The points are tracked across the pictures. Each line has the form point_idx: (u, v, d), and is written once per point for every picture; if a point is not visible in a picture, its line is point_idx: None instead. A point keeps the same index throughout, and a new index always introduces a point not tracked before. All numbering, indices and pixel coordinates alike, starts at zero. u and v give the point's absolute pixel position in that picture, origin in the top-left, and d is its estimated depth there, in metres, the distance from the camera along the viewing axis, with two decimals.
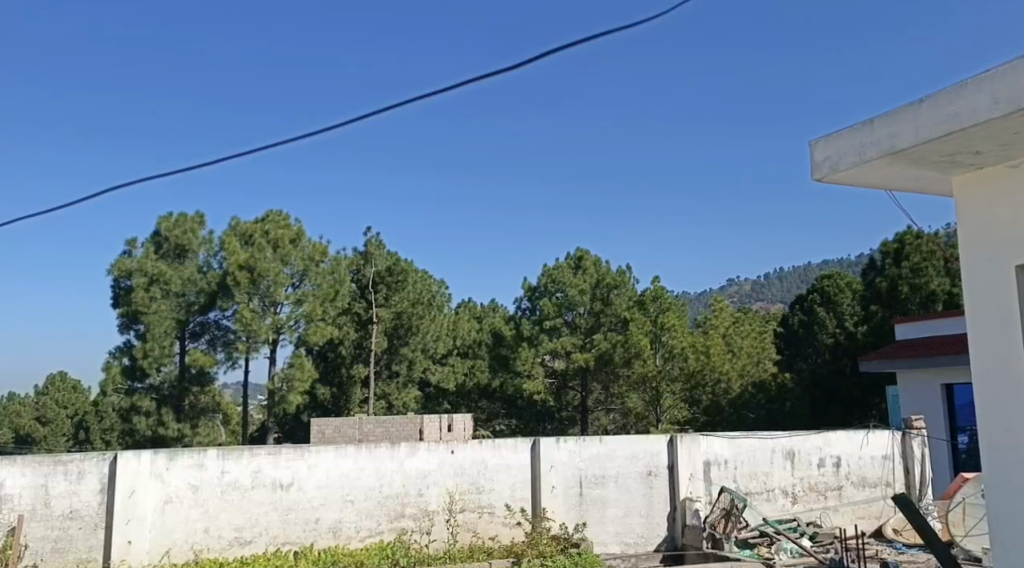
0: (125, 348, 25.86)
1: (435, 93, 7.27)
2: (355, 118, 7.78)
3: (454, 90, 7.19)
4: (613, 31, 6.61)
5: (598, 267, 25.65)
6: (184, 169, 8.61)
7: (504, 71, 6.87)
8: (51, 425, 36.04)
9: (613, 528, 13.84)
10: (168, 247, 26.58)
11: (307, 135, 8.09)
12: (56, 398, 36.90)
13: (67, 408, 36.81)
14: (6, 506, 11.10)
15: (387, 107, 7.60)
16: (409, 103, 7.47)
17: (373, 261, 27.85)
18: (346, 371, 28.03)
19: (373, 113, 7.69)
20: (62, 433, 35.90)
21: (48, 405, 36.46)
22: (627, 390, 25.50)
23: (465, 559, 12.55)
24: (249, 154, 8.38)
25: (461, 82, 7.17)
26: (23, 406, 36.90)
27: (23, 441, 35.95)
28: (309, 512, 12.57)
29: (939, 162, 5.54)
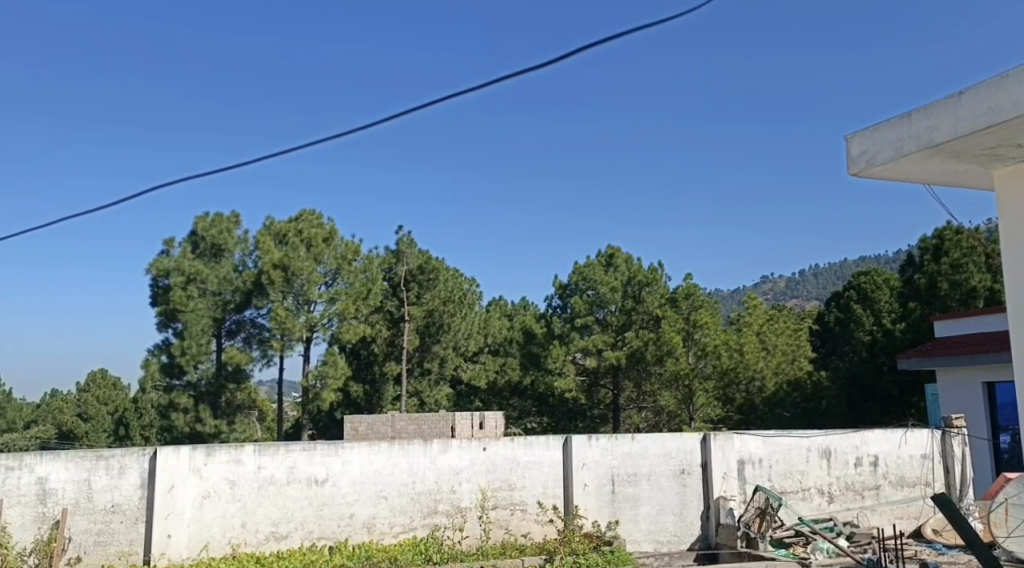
0: (164, 345, 26.21)
1: (484, 86, 7.68)
2: (407, 111, 8.27)
3: (504, 81, 7.58)
4: (641, 29, 7.01)
5: (630, 264, 25.61)
6: (256, 160, 9.27)
7: (524, 73, 7.44)
8: (91, 422, 36.61)
9: (646, 527, 13.82)
10: (204, 246, 26.90)
11: (366, 126, 8.56)
12: (96, 395, 37.41)
13: (107, 405, 37.23)
14: (50, 500, 11.34)
15: (444, 98, 8.01)
16: (458, 95, 7.90)
17: (405, 260, 27.90)
18: (379, 368, 28.19)
19: (424, 105, 8.16)
20: (102, 430, 36.39)
21: (89, 402, 37.01)
22: (660, 387, 25.37)
23: (498, 555, 12.61)
24: (296, 150, 9.05)
25: (484, 85, 7.74)
26: (65, 403, 37.56)
27: (66, 437, 36.61)
28: (344, 507, 12.67)
29: (977, 154, 6.50)
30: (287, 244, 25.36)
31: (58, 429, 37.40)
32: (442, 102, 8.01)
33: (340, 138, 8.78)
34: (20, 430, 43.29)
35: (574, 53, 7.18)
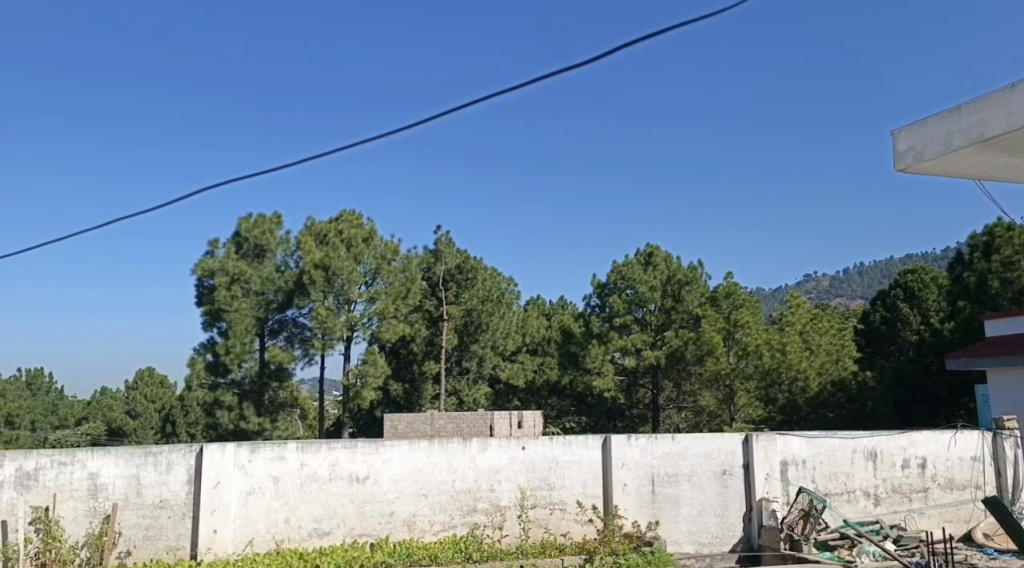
0: (208, 344, 26.54)
1: (549, 76, 8.03)
2: (471, 102, 8.61)
3: (576, 69, 7.87)
4: (683, 23, 7.47)
5: (669, 262, 25.55)
6: (327, 152, 9.67)
7: (579, 65, 7.86)
8: (140, 419, 37.08)
9: (687, 528, 13.75)
10: (247, 247, 27.25)
11: (434, 117, 8.90)
12: (145, 392, 37.62)
13: (154, 403, 37.63)
14: (101, 495, 11.58)
15: (512, 88, 8.30)
16: (527, 85, 8.23)
17: (444, 259, 28.22)
18: (418, 367, 28.36)
19: (487, 97, 8.49)
20: (151, 427, 36.89)
21: (138, 400, 37.25)
22: (700, 387, 25.13)
23: (537, 554, 12.61)
24: (359, 145, 9.47)
25: (540, 77, 8.15)
26: (116, 401, 38.28)
27: (115, 433, 37.26)
28: (385, 505, 12.76)
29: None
30: (327, 244, 25.62)
31: (107, 426, 38.01)
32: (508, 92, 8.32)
33: (408, 127, 9.11)
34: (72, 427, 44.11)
35: (632, 43, 7.63)
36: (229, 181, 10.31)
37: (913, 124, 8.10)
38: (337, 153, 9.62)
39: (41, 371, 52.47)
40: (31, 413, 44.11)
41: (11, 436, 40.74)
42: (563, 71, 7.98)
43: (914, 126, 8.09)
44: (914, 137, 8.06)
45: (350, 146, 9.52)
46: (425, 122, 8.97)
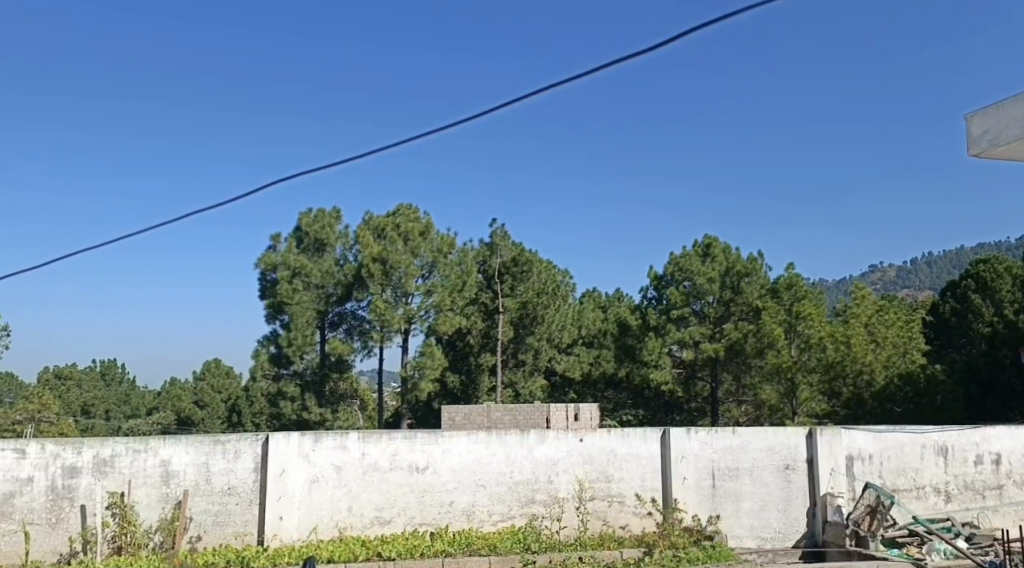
0: (271, 336, 27.03)
1: (586, 75, 7.68)
2: (501, 103, 8.32)
3: (609, 68, 7.56)
4: (744, 11, 6.84)
5: (727, 254, 25.16)
6: (358, 157, 9.43)
7: (623, 61, 7.47)
8: (207, 410, 37.97)
9: (749, 522, 13.58)
10: (308, 242, 27.59)
11: (466, 120, 8.58)
12: (211, 383, 38.75)
13: (221, 394, 38.48)
14: (173, 481, 11.89)
15: (542, 89, 7.96)
16: (559, 85, 7.87)
17: (499, 251, 28.14)
18: (475, 360, 28.55)
19: (519, 99, 8.17)
20: (218, 417, 37.71)
21: (204, 391, 38.35)
22: (761, 381, 24.72)
23: (596, 547, 12.57)
24: (397, 145, 9.18)
25: (581, 75, 7.76)
26: (185, 391, 39.31)
27: (184, 422, 38.16)
28: (444, 495, 12.84)
29: None
30: (385, 238, 25.82)
31: (176, 415, 38.93)
32: (539, 93, 7.96)
33: (439, 131, 8.85)
34: (143, 416, 45.43)
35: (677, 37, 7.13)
36: (268, 187, 10.17)
37: (988, 107, 7.87)
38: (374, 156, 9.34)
39: (113, 362, 54.09)
40: (105, 403, 45.58)
41: (85, 424, 42.09)
42: (595, 71, 7.65)
43: (989, 109, 7.85)
44: (989, 120, 7.83)
45: (385, 149, 9.27)
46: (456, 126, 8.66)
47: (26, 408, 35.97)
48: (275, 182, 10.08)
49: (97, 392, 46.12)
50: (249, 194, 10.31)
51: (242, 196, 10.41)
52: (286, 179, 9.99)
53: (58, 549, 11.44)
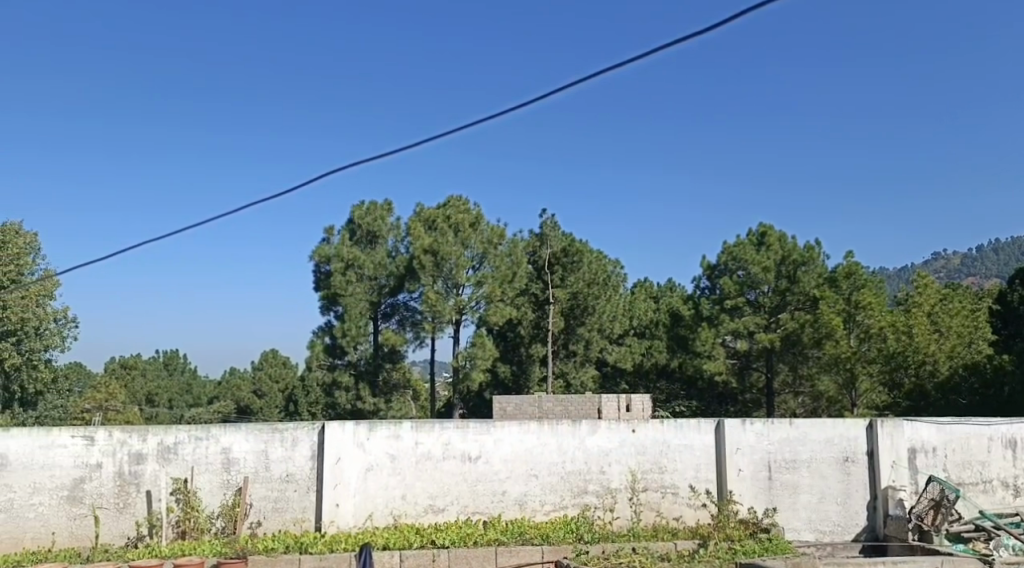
0: (326, 327, 27.35)
1: (626, 63, 7.45)
2: (536, 97, 8.08)
3: (638, 61, 7.38)
4: (753, 10, 6.76)
5: (782, 243, 24.71)
6: (389, 152, 9.28)
7: (659, 48, 7.27)
8: (265, 398, 38.40)
9: (807, 515, 13.37)
10: (360, 234, 27.82)
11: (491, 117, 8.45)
12: (269, 372, 39.26)
13: (278, 383, 38.94)
14: (234, 468, 12.08)
15: (567, 85, 7.82)
16: (588, 79, 7.68)
17: (549, 242, 28.12)
18: (526, 350, 28.53)
19: (555, 91, 7.92)
20: (275, 405, 37.92)
21: (263, 380, 38.85)
22: (818, 371, 24.30)
23: (649, 538, 12.48)
24: (429, 140, 8.95)
25: (617, 64, 7.53)
26: (244, 381, 39.98)
27: (244, 411, 38.84)
28: (496, 484, 12.83)
29: None
30: (436, 230, 25.97)
31: (236, 403, 39.62)
32: (566, 90, 7.81)
33: (472, 124, 8.64)
34: (205, 404, 46.38)
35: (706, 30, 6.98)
36: (309, 183, 10.11)
37: None
38: (404, 151, 9.17)
39: (177, 352, 55.29)
40: (168, 392, 46.49)
41: (150, 412, 43.13)
42: (623, 65, 7.49)
43: None
44: None
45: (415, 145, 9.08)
46: (481, 122, 8.54)
47: (94, 397, 37.01)
48: (314, 179, 10.05)
49: (162, 382, 47.16)
50: (290, 191, 10.32)
51: (286, 192, 10.38)
52: (320, 177, 9.95)
53: (126, 533, 11.75)
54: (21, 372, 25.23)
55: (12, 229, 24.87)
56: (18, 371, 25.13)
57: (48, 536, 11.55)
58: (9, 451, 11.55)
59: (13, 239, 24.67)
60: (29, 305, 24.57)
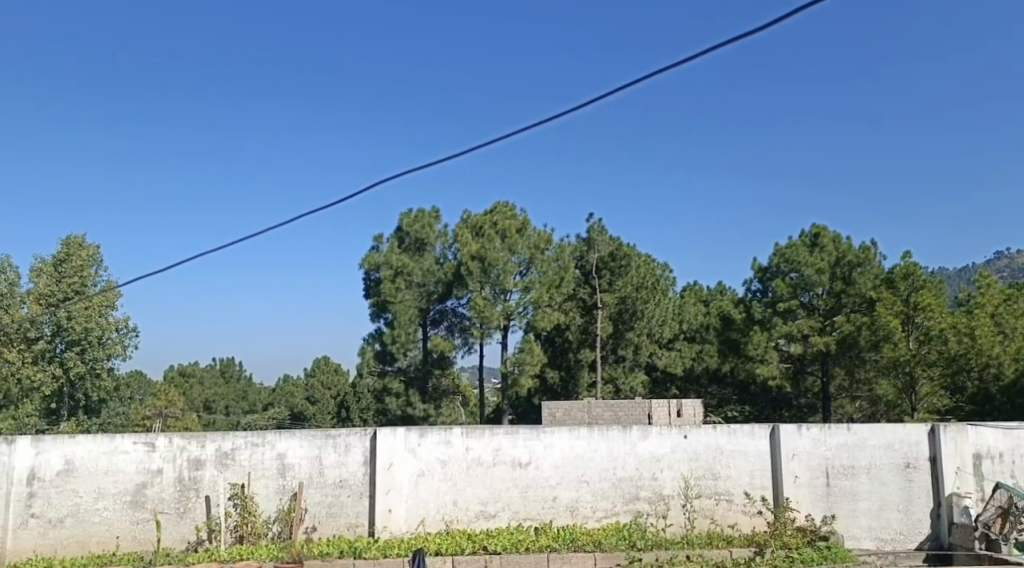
0: (377, 334, 27.54)
1: (686, 60, 7.27)
2: (592, 99, 7.95)
3: (697, 58, 7.21)
4: (800, 10, 6.63)
5: (837, 243, 24.18)
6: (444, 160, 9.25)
7: (720, 45, 7.08)
8: (318, 405, 38.71)
9: (867, 523, 13.03)
10: (409, 241, 27.98)
11: (534, 125, 8.43)
12: (321, 379, 39.49)
13: (331, 389, 39.21)
14: (289, 473, 12.15)
15: (623, 85, 7.68)
16: (647, 78, 7.54)
17: (596, 246, 27.74)
18: (574, 356, 28.54)
19: (614, 91, 7.78)
20: (328, 412, 38.39)
21: (316, 386, 39.16)
22: (877, 375, 23.72)
23: (704, 545, 12.27)
24: (481, 147, 8.90)
25: (676, 62, 7.36)
26: (298, 387, 40.44)
27: (298, 417, 39.22)
28: (547, 490, 12.72)
29: None
30: (482, 236, 25.94)
31: (290, 410, 40.06)
32: (621, 90, 7.69)
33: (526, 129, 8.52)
34: (261, 410, 46.96)
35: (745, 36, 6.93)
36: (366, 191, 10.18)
37: None
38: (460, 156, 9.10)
39: (235, 359, 56.06)
40: (225, 399, 47.27)
41: (208, 418, 43.89)
42: (681, 62, 7.33)
43: None
44: None
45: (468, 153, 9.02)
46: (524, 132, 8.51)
47: (154, 404, 37.71)
48: (372, 186, 10.11)
49: (219, 388, 47.88)
50: (352, 196, 10.40)
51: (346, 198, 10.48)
52: (377, 185, 10.03)
53: (186, 538, 11.87)
54: (85, 381, 25.72)
55: (76, 242, 25.35)
56: (82, 380, 25.61)
57: (113, 540, 11.71)
58: (75, 458, 11.74)
59: (77, 252, 25.16)
60: (92, 316, 25.18)
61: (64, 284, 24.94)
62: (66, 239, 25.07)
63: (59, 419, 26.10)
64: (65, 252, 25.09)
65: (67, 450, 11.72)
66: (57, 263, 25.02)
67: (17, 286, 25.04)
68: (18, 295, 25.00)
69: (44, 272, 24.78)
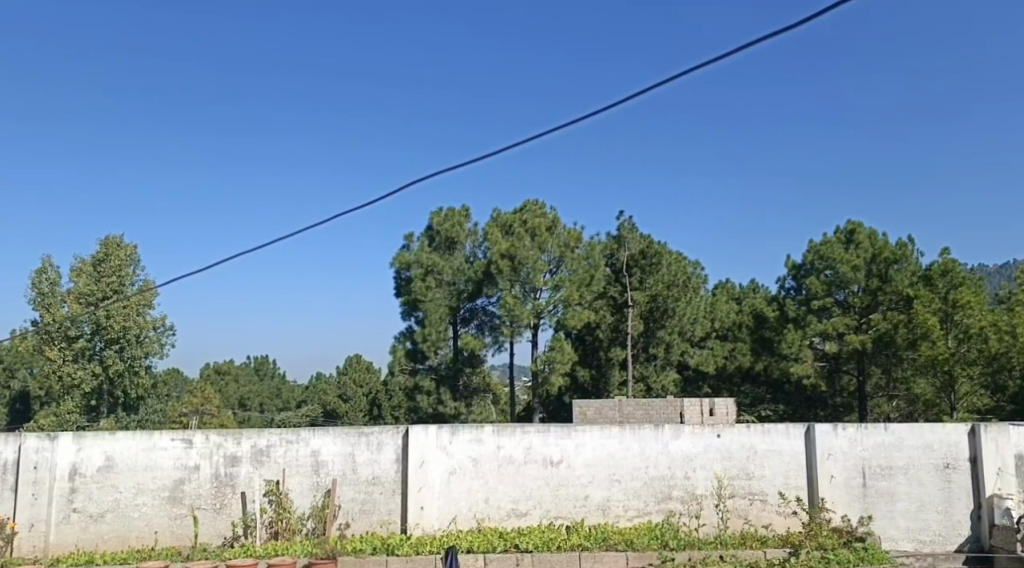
0: (409, 332, 27.61)
1: (757, 42, 7.38)
2: (656, 84, 8.01)
3: (771, 38, 7.31)
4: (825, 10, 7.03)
5: (873, 240, 23.86)
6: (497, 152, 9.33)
7: (793, 25, 7.19)
8: (350, 403, 38.85)
9: (904, 524, 12.81)
10: (440, 240, 28.01)
11: (599, 111, 8.47)
12: (353, 377, 39.57)
13: (363, 387, 39.34)
14: (322, 470, 12.17)
15: (689, 70, 7.77)
16: (717, 61, 7.63)
17: (627, 244, 27.56)
18: (605, 354, 28.31)
19: (679, 75, 7.86)
20: (360, 410, 38.55)
21: (348, 384, 39.24)
22: (914, 373, 23.37)
23: (738, 545, 12.12)
24: (537, 138, 9.00)
25: (746, 45, 7.48)
26: (331, 385, 40.64)
27: (331, 415, 39.43)
28: (579, 488, 12.64)
29: None
30: (513, 234, 25.88)
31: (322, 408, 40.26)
32: (688, 74, 7.77)
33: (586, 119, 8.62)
34: (294, 408, 47.29)
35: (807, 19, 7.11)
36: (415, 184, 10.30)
37: None
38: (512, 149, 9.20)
39: (268, 357, 56.50)
40: (259, 396, 47.63)
41: (243, 416, 44.25)
42: (753, 44, 7.42)
43: None
44: None
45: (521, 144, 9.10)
46: (580, 121, 8.64)
47: (190, 401, 38.09)
48: (421, 180, 10.22)
49: (252, 386, 48.28)
50: (398, 191, 10.51)
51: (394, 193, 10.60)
52: (426, 179, 10.14)
53: (223, 533, 11.93)
54: (123, 378, 25.97)
55: (114, 242, 25.61)
56: (121, 377, 25.87)
57: (151, 535, 11.80)
58: (114, 454, 11.85)
59: (115, 252, 25.43)
60: (130, 314, 25.41)
61: (103, 283, 25.24)
62: (105, 239, 25.36)
63: (99, 415, 26.44)
64: (104, 252, 25.36)
65: (107, 446, 11.84)
66: (96, 263, 25.30)
67: (58, 286, 25.42)
68: (59, 294, 25.39)
69: (84, 272, 25.12)
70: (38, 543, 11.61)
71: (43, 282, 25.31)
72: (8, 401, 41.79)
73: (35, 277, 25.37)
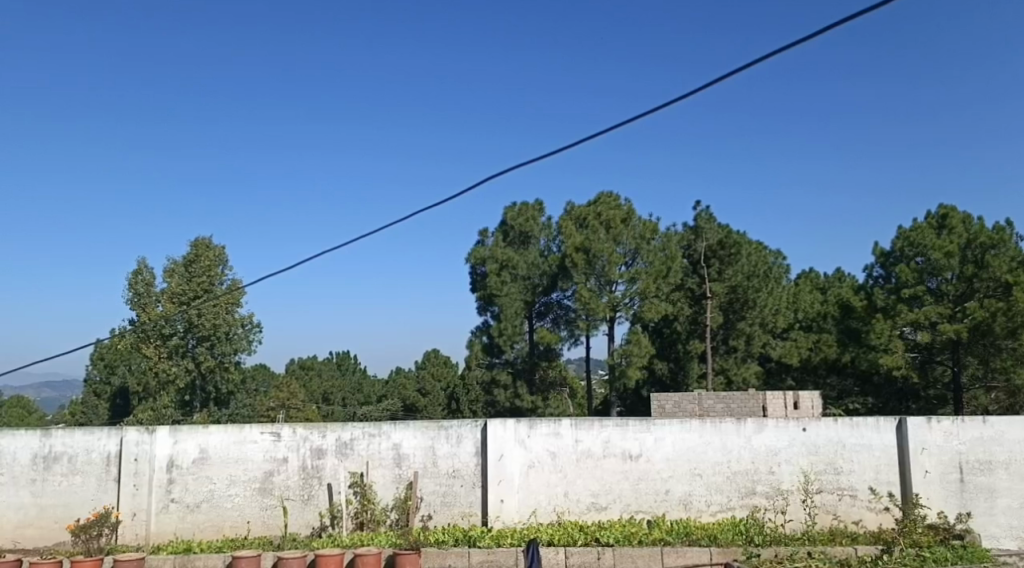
0: (484, 327, 27.60)
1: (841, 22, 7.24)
2: (731, 72, 7.88)
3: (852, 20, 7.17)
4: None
5: (967, 224, 22.94)
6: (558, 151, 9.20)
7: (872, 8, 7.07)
8: (428, 397, 38.99)
9: (1006, 521, 12.15)
10: (514, 235, 27.95)
11: (655, 109, 8.41)
12: (432, 371, 39.78)
13: (441, 382, 39.45)
14: (404, 463, 12.13)
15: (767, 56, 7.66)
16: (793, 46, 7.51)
17: (704, 235, 26.82)
18: (683, 347, 27.85)
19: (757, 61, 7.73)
20: (438, 404, 38.69)
21: (426, 379, 39.37)
22: (1016, 364, 22.59)
23: (827, 542, 11.63)
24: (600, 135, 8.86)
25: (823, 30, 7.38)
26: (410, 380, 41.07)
27: (410, 409, 39.67)
28: (659, 483, 12.31)
29: None
30: (587, 227, 25.65)
31: (402, 402, 40.59)
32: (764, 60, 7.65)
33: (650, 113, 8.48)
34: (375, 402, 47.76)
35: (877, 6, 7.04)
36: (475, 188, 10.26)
37: None
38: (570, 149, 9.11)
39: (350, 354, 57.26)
40: (342, 391, 48.27)
41: (327, 410, 45.03)
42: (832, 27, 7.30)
43: None
44: None
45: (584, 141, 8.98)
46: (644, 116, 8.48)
47: (277, 396, 38.87)
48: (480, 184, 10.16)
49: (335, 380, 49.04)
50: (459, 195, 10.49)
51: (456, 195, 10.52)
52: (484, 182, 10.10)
53: (311, 524, 11.99)
54: (215, 374, 26.55)
55: (204, 243, 26.21)
56: (212, 373, 26.47)
57: (244, 525, 11.92)
58: (208, 446, 12.02)
59: (205, 252, 26.02)
60: (220, 312, 25.97)
61: (194, 283, 25.80)
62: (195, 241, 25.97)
63: (193, 410, 27.18)
64: (194, 253, 25.98)
65: (201, 439, 12.02)
66: (187, 263, 25.90)
67: (152, 286, 26.07)
68: (154, 294, 26.04)
69: (176, 273, 25.72)
70: (140, 532, 11.81)
71: (138, 283, 25.97)
72: (109, 397, 43.33)
73: (131, 278, 26.05)
